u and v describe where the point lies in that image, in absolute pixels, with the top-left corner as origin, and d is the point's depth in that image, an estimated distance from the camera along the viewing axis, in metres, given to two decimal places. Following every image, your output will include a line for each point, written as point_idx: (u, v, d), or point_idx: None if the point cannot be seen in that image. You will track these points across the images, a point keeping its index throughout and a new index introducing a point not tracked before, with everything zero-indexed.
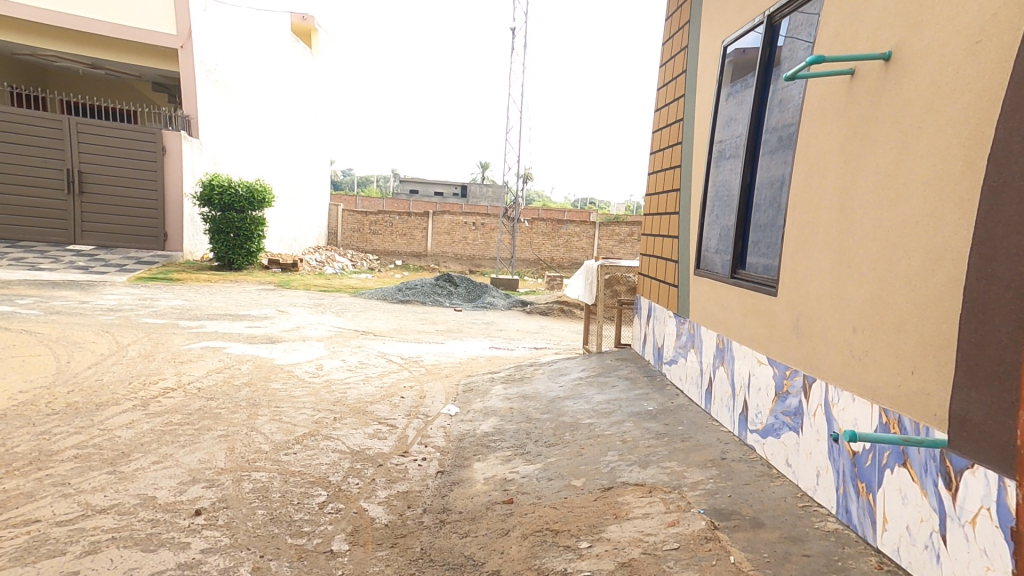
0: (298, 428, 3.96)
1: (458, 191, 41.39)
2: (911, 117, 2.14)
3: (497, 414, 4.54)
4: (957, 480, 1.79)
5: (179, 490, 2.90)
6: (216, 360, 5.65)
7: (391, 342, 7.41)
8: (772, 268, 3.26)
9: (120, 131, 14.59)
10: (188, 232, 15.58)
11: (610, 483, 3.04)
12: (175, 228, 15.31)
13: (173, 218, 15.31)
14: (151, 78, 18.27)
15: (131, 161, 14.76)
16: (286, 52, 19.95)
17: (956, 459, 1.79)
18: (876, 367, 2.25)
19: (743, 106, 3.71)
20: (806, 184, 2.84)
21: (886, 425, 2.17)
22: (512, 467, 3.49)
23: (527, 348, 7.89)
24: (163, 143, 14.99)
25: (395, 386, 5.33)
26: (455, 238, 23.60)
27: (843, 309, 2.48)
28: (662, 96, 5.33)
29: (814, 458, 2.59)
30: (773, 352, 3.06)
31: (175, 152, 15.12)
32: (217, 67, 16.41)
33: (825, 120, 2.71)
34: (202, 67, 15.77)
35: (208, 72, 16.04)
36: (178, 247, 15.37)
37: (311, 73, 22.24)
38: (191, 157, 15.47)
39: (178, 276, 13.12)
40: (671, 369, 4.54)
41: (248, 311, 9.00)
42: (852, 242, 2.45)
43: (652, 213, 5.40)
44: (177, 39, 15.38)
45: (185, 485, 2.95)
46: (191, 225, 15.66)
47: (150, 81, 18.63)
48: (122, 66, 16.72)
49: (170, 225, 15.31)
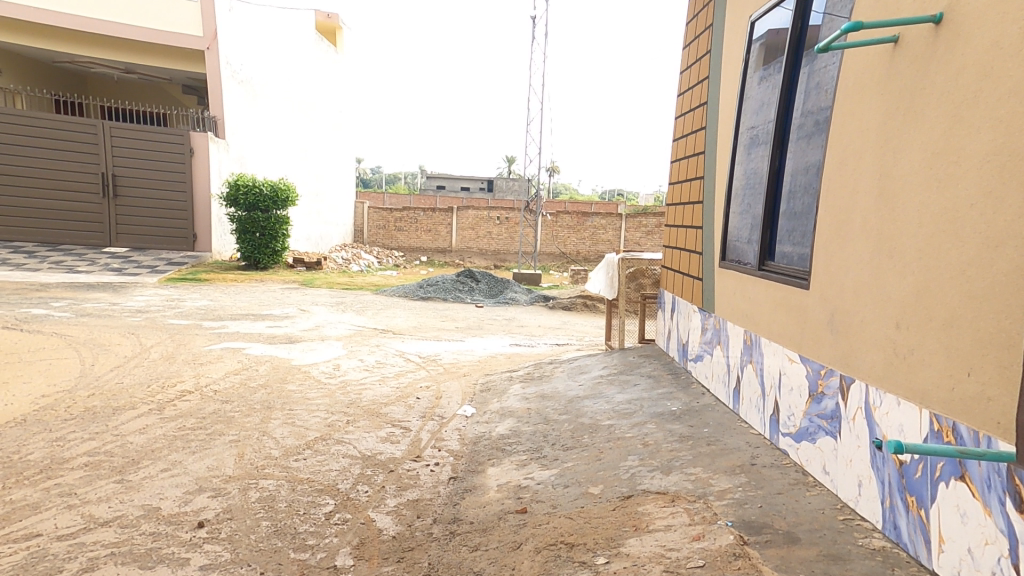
0: (310, 432, 3.87)
1: (484, 186, 41.35)
2: (966, 86, 1.89)
3: (514, 415, 4.39)
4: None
5: (184, 500, 2.83)
6: (235, 362, 5.64)
7: (411, 340, 7.32)
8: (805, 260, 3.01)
9: (148, 133, 14.87)
10: (216, 233, 15.85)
11: (630, 491, 2.85)
12: (203, 229, 15.55)
13: (201, 219, 15.56)
14: (180, 81, 18.65)
15: (160, 164, 15.04)
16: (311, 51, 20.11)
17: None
18: (922, 369, 2.02)
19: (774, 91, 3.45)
20: (841, 168, 2.60)
21: (938, 433, 1.93)
22: (527, 472, 3.33)
23: (549, 345, 7.73)
24: (190, 144, 15.17)
25: (411, 386, 5.22)
26: (479, 233, 23.50)
27: (884, 305, 2.25)
28: (685, 79, 5.07)
29: (855, 466, 2.36)
30: (806, 350, 2.83)
31: (203, 153, 15.29)
32: (241, 68, 16.64)
33: (862, 96, 2.46)
34: (227, 68, 15.99)
35: (233, 74, 16.24)
36: (207, 247, 15.65)
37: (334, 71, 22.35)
38: (217, 157, 15.61)
39: (206, 276, 13.34)
40: (697, 366, 4.31)
41: (271, 311, 9.05)
42: (892, 230, 2.21)
43: (675, 203, 5.15)
44: (203, 41, 15.63)
45: (190, 495, 2.88)
46: (218, 225, 15.92)
47: (179, 84, 19.00)
48: (153, 70, 17.08)
49: (199, 226, 15.55)
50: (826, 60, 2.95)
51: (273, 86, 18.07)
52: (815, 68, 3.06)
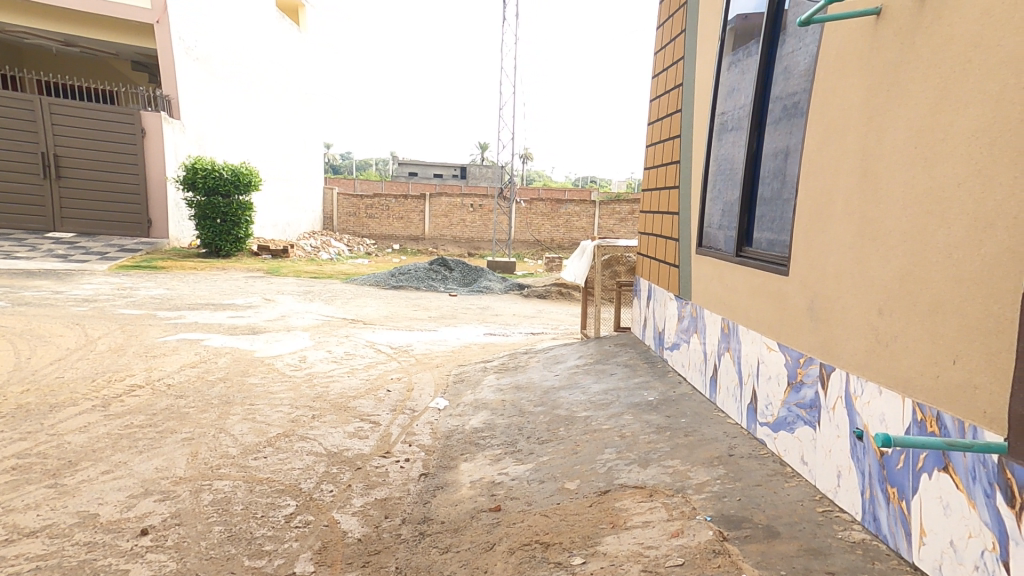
0: (272, 428, 3.68)
1: (458, 173, 40.84)
2: (954, 59, 1.81)
3: (488, 407, 4.27)
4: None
5: (126, 505, 2.63)
6: (191, 354, 5.36)
7: (381, 330, 7.10)
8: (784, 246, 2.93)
9: (95, 112, 14.17)
10: (173, 219, 15.23)
11: (607, 486, 2.76)
12: (159, 214, 14.98)
13: (157, 204, 14.97)
14: (127, 56, 17.87)
15: (109, 145, 14.37)
16: (271, 28, 19.37)
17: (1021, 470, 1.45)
18: (905, 356, 1.95)
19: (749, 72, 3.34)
20: (821, 149, 2.51)
21: (921, 423, 1.85)
22: (501, 468, 3.22)
23: (524, 334, 7.61)
24: (142, 125, 14.50)
25: (382, 378, 5.05)
26: (452, 221, 23.15)
27: (867, 290, 2.17)
28: (660, 60, 4.95)
29: (834, 456, 2.30)
30: (784, 338, 2.75)
31: (155, 134, 14.63)
32: (196, 45, 15.85)
33: (843, 74, 2.37)
34: (180, 44, 15.17)
35: (186, 50, 15.42)
36: (163, 234, 15.06)
37: (295, 49, 21.49)
38: (171, 139, 14.97)
39: (161, 264, 12.77)
40: (673, 355, 4.26)
41: (233, 300, 8.71)
42: (875, 212, 2.14)
43: (651, 188, 5.06)
44: (151, 14, 14.77)
45: (134, 500, 2.68)
46: (176, 210, 15.30)
47: (126, 59, 18.21)
48: (97, 44, 16.29)
49: (154, 211, 14.97)
50: (800, 39, 2.85)
51: (230, 64, 17.28)
52: (791, 47, 2.95)
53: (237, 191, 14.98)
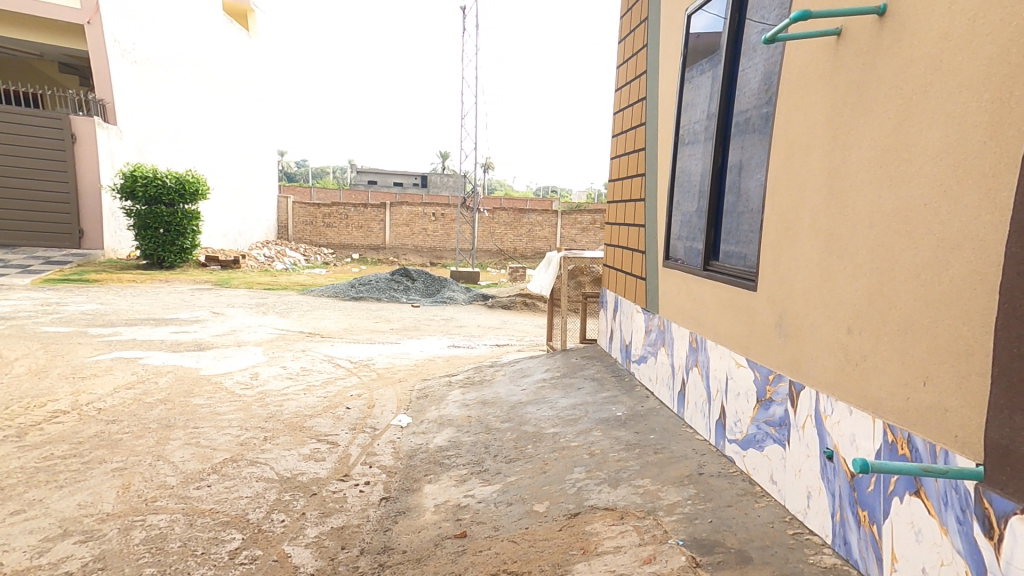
0: (218, 453, 3.44)
1: (419, 182, 40.54)
2: (915, 80, 1.79)
3: (453, 424, 4.12)
4: (1001, 529, 1.39)
5: (39, 551, 2.41)
6: (128, 374, 5.02)
7: (340, 344, 6.86)
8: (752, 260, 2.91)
9: (22, 117, 13.46)
10: (108, 229, 14.53)
11: (576, 508, 2.67)
12: (92, 224, 14.23)
13: (90, 213, 14.20)
14: (54, 57, 17.11)
15: (37, 152, 13.57)
16: (216, 31, 18.89)
17: (997, 499, 1.40)
18: (874, 376, 1.91)
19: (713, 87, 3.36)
20: (788, 165, 2.50)
21: (892, 445, 1.79)
22: (467, 490, 3.09)
23: (489, 346, 7.48)
24: (72, 129, 13.74)
25: (340, 396, 4.83)
26: (414, 230, 22.84)
27: (836, 307, 2.14)
28: (623, 74, 4.97)
29: (804, 476, 2.24)
30: (754, 354, 2.72)
31: (88, 140, 13.91)
32: (134, 47, 15.38)
33: (808, 90, 2.36)
34: (116, 46, 14.77)
35: (124, 53, 15.02)
36: (97, 245, 14.32)
37: (244, 54, 21.00)
38: (106, 145, 14.30)
39: (95, 277, 12.08)
40: (640, 368, 4.22)
41: (177, 315, 8.28)
42: (844, 229, 2.12)
43: (616, 200, 5.05)
44: (82, 15, 14.48)
45: (49, 543, 2.46)
46: (112, 220, 14.60)
47: (52, 60, 17.42)
48: (18, 42, 15.54)
49: (85, 222, 14.20)
50: (764, 56, 2.89)
51: (174, 67, 16.75)
52: (754, 64, 2.98)
53: (183, 200, 14.49)
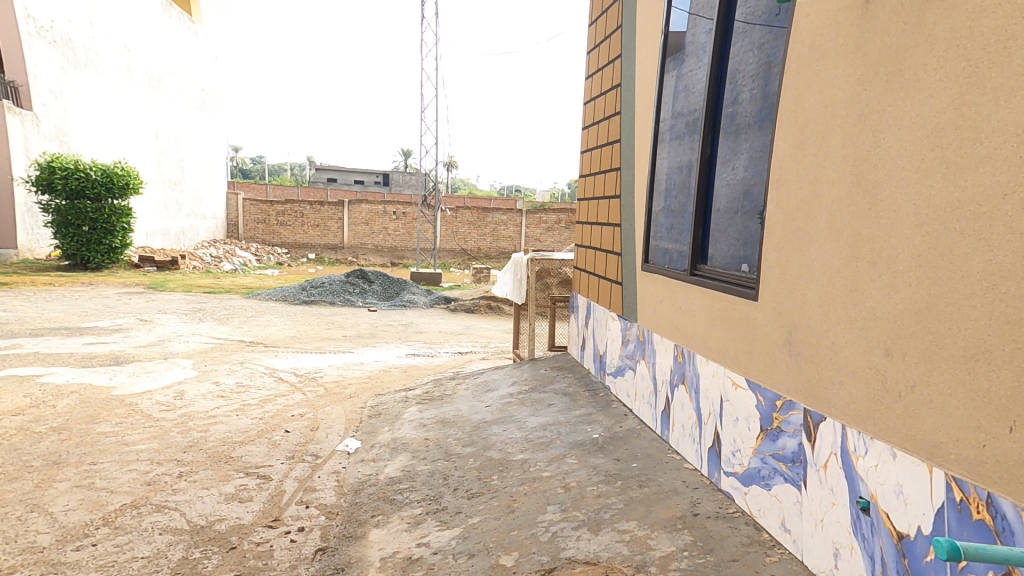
0: (114, 498, 2.85)
1: (380, 179, 39.50)
2: (984, 37, 1.38)
3: (408, 449, 3.61)
4: None
5: None
6: (22, 397, 4.30)
7: (285, 355, 6.22)
8: (730, 260, 2.64)
9: None
10: (24, 226, 13.45)
11: (551, 562, 2.21)
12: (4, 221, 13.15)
13: None
14: None
15: None
16: (149, 13, 17.65)
17: None
18: (927, 412, 1.50)
19: (682, 83, 3.07)
20: (800, 150, 2.08)
21: (961, 506, 1.38)
22: (420, 536, 2.59)
23: (450, 354, 6.96)
24: None
25: (279, 416, 4.25)
26: (374, 229, 21.99)
27: (867, 322, 1.72)
28: (595, 59, 4.56)
29: (829, 529, 1.85)
30: (755, 375, 2.31)
31: None
32: (53, 24, 13.90)
33: (827, 59, 1.94)
34: (30, 22, 13.22)
35: (41, 30, 13.51)
36: (11, 243, 13.24)
37: (183, 41, 19.80)
38: (21, 132, 13.07)
39: (7, 280, 10.95)
40: (617, 382, 3.81)
41: (98, 323, 7.44)
42: (875, 225, 1.70)
43: (588, 197, 4.64)
44: None
45: None
46: (27, 216, 13.49)
47: None
48: None
49: None
50: (731, 50, 2.68)
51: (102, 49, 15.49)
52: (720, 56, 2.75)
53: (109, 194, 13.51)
